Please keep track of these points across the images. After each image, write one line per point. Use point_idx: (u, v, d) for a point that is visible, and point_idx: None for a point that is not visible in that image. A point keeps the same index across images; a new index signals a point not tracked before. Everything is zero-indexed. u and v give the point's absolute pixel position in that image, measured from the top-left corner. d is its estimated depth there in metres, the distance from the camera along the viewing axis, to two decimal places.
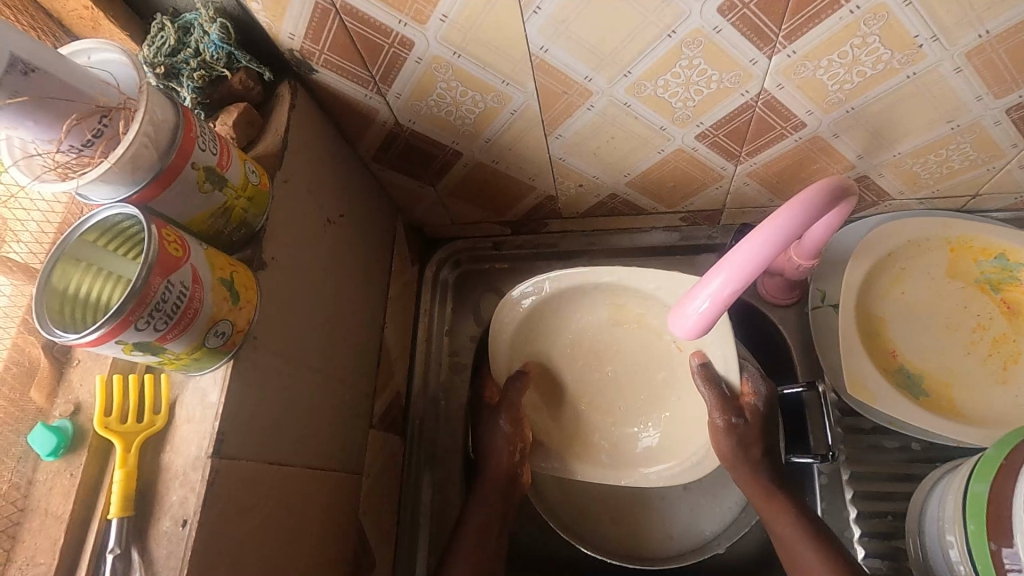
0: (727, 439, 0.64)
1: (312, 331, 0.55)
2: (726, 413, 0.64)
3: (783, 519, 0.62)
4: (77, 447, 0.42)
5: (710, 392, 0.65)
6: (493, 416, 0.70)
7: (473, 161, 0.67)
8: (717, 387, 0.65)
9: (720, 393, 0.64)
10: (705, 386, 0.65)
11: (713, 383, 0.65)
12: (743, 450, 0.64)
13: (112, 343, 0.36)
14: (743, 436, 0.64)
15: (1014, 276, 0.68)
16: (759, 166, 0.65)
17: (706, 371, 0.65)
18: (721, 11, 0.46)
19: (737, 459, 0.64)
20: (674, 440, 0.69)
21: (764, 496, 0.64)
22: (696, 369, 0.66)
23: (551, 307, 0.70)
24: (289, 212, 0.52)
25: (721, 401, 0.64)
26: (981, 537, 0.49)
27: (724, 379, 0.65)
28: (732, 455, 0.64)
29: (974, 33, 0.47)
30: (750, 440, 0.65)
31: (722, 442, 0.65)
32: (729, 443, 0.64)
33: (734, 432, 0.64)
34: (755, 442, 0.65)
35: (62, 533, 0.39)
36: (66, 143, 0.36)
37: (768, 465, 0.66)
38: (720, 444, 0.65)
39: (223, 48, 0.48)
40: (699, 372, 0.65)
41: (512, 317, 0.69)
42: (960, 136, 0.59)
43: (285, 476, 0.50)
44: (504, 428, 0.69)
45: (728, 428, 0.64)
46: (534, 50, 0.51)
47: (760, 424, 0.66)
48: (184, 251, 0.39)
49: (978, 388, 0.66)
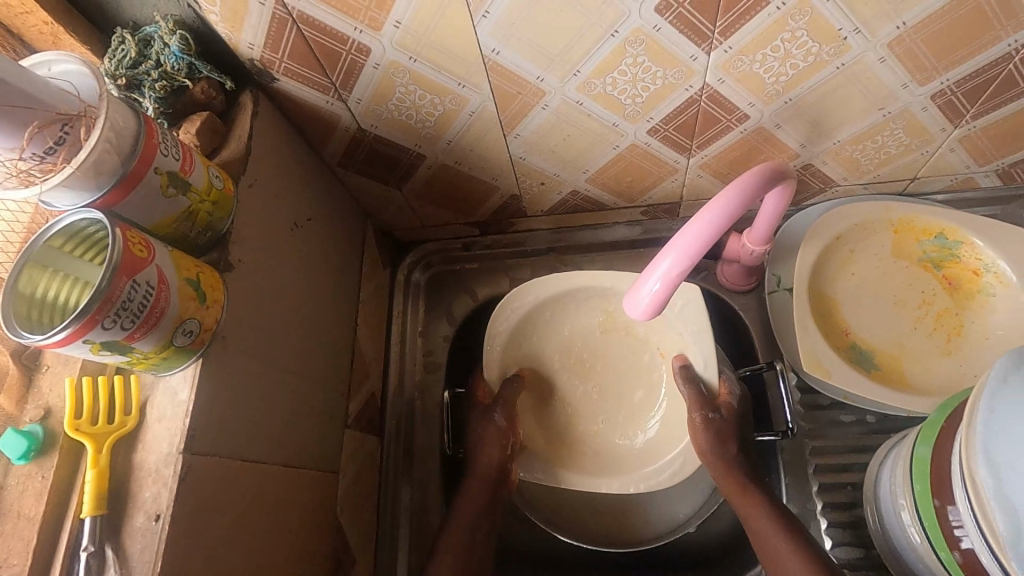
0: (705, 433, 0.67)
1: (280, 332, 0.56)
2: (704, 409, 0.67)
3: (758, 511, 0.64)
4: (48, 450, 0.42)
5: (689, 391, 0.68)
6: (486, 412, 0.72)
7: (437, 163, 0.69)
8: (696, 387, 0.68)
9: (699, 391, 0.68)
10: (685, 385, 0.68)
11: (693, 382, 0.68)
12: (721, 443, 0.67)
13: (80, 342, 0.37)
14: (719, 429, 0.67)
15: (954, 254, 0.72)
16: (710, 158, 0.68)
17: (686, 372, 0.69)
18: (659, 11, 0.49)
19: (713, 450, 0.67)
20: (654, 447, 0.71)
21: (739, 489, 0.66)
22: (678, 370, 0.69)
23: (538, 316, 0.73)
24: (253, 215, 0.53)
25: (697, 398, 0.67)
26: (927, 497, 0.52)
27: (703, 380, 0.69)
28: (711, 450, 0.67)
29: (892, 25, 0.50)
30: (727, 436, 0.67)
31: (700, 435, 0.67)
32: (707, 439, 0.67)
33: (712, 426, 0.67)
34: (731, 437, 0.67)
35: (35, 534, 0.40)
36: (29, 150, 0.37)
37: (743, 459, 0.68)
38: (698, 438, 0.67)
39: (183, 59, 0.50)
40: (680, 373, 0.69)
41: (504, 325, 0.72)
42: (893, 122, 0.62)
43: (258, 473, 0.51)
44: (497, 422, 0.71)
45: (706, 422, 0.67)
46: (487, 52, 0.53)
47: (735, 422, 0.69)
48: (149, 252, 0.40)
49: (925, 361, 0.70)
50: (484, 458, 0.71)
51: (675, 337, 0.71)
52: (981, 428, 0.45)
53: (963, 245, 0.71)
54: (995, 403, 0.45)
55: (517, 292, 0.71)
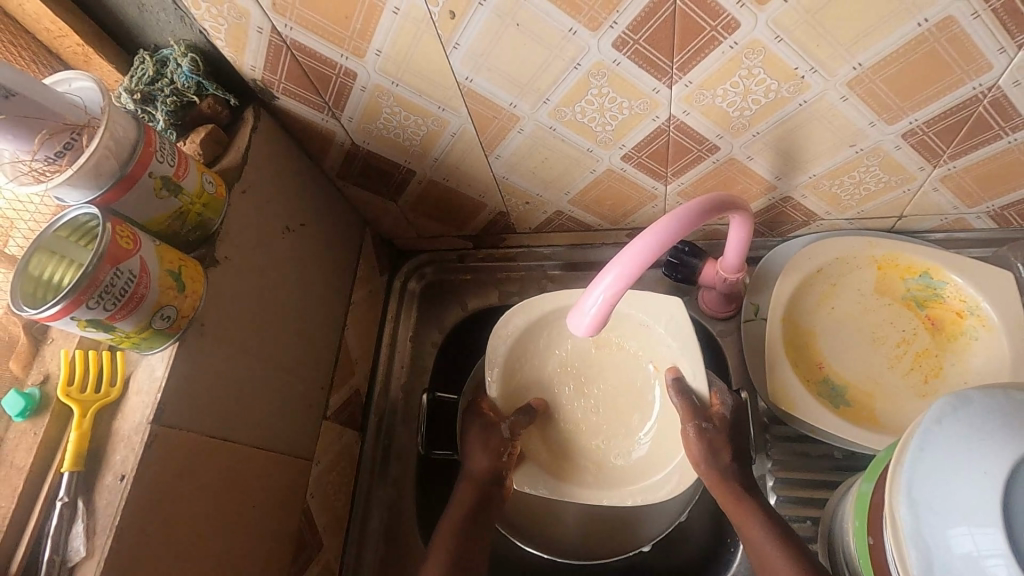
0: (698, 445, 0.66)
1: (263, 325, 0.62)
2: (697, 420, 0.67)
3: (753, 522, 0.62)
4: (42, 410, 0.49)
5: (682, 402, 0.68)
6: (491, 426, 0.71)
7: (427, 179, 0.74)
8: (688, 398, 0.68)
9: (691, 402, 0.68)
10: (677, 397, 0.69)
11: (685, 395, 0.69)
12: (713, 454, 0.66)
13: (67, 319, 0.43)
14: (712, 441, 0.67)
15: (938, 294, 0.71)
16: (687, 185, 0.70)
17: (678, 384, 0.70)
18: (616, 46, 0.51)
19: (708, 462, 0.66)
20: (648, 461, 0.73)
21: (733, 498, 0.64)
22: (670, 383, 0.70)
23: (537, 330, 0.74)
24: (245, 219, 0.60)
25: (689, 409, 0.67)
26: (862, 533, 0.53)
27: (694, 392, 0.69)
28: (704, 460, 0.66)
29: (848, 65, 0.51)
30: (720, 447, 0.67)
31: (693, 447, 0.67)
32: (700, 450, 0.66)
33: (705, 436, 0.66)
34: (724, 447, 0.67)
35: (21, 482, 0.46)
36: (40, 153, 0.44)
37: (737, 469, 0.67)
38: (692, 451, 0.67)
39: (192, 78, 0.57)
40: (673, 385, 0.70)
41: (504, 346, 0.73)
42: (867, 159, 0.63)
43: (225, 451, 0.56)
44: (502, 433, 0.71)
45: (700, 432, 0.67)
46: (461, 80, 0.57)
47: (728, 432, 0.68)
48: (135, 245, 0.46)
49: (899, 399, 0.70)
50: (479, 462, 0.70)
51: (666, 349, 0.72)
52: (907, 466, 0.45)
53: (948, 285, 0.71)
54: (925, 443, 0.45)
55: (516, 308, 0.72)
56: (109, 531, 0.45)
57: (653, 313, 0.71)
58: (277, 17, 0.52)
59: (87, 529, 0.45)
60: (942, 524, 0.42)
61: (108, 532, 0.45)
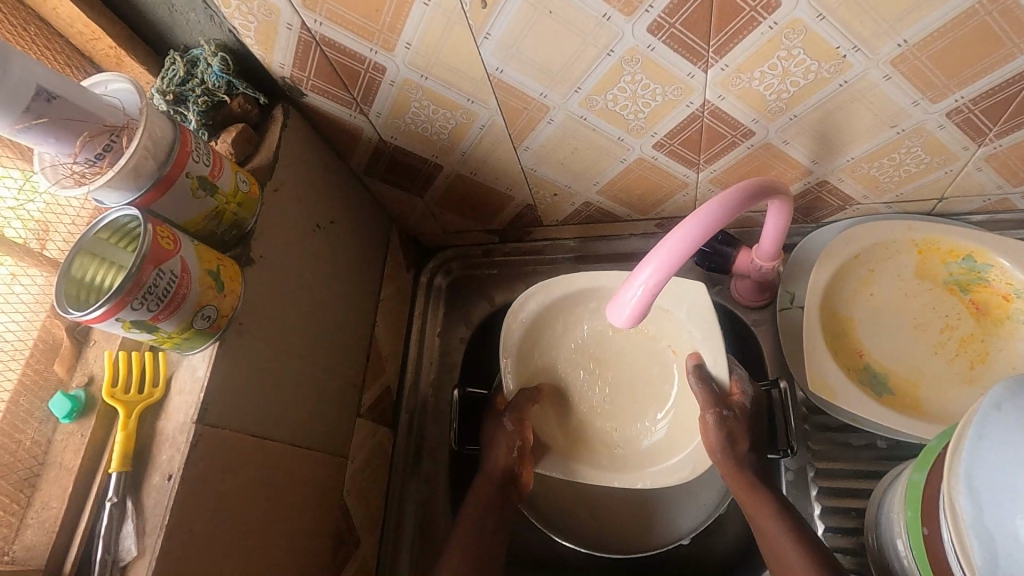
0: (716, 432, 0.65)
1: (298, 324, 0.62)
2: (716, 407, 0.65)
3: (766, 515, 0.63)
4: (88, 412, 0.49)
5: (702, 389, 0.66)
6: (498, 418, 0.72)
7: (454, 173, 0.73)
8: (709, 385, 0.66)
9: (711, 390, 0.66)
10: (697, 383, 0.67)
11: (706, 381, 0.66)
12: (730, 443, 0.65)
13: (112, 320, 0.43)
14: (732, 429, 0.65)
15: (983, 278, 0.70)
16: (719, 173, 0.69)
17: (699, 371, 0.67)
18: (651, 31, 0.50)
19: (725, 450, 0.65)
20: (668, 443, 0.70)
21: (749, 490, 0.65)
22: (691, 369, 0.68)
23: (553, 311, 0.71)
24: (278, 217, 0.60)
25: (709, 396, 0.66)
26: (916, 523, 0.52)
27: (715, 378, 0.67)
28: (721, 447, 0.65)
29: (892, 43, 0.50)
30: (738, 436, 0.66)
31: (711, 434, 0.65)
32: (718, 436, 0.65)
33: (724, 424, 0.65)
34: (744, 436, 0.66)
35: (72, 483, 0.47)
36: (81, 155, 0.45)
37: (754, 459, 0.67)
38: (709, 436, 0.66)
39: (223, 77, 0.57)
40: (693, 371, 0.67)
41: (517, 333, 0.71)
42: (908, 140, 0.61)
43: (265, 449, 0.56)
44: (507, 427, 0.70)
45: (720, 420, 0.65)
46: (491, 71, 0.56)
47: (748, 421, 0.66)
48: (176, 245, 0.46)
49: (943, 386, 0.69)
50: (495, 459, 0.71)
51: (684, 334, 0.70)
52: (966, 454, 0.44)
53: (992, 268, 0.69)
54: (984, 429, 0.44)
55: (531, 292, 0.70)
56: (159, 530, 0.45)
57: (675, 295, 0.68)
58: (307, 13, 0.52)
59: (136, 529, 0.46)
60: (1007, 512, 0.41)
61: (158, 532, 0.45)
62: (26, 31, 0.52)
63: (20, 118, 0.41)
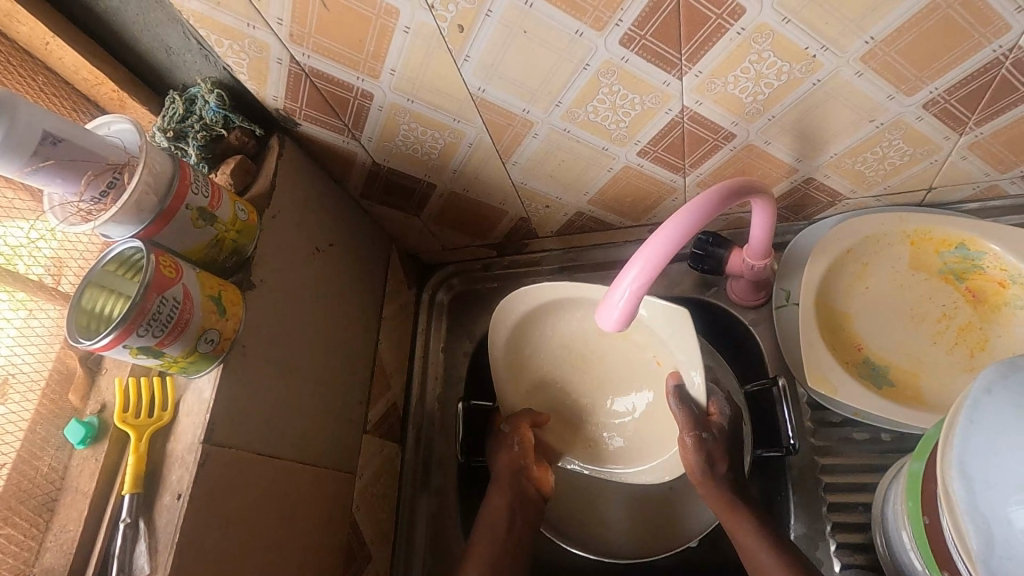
0: (695, 454, 0.66)
1: (301, 343, 0.64)
2: (695, 431, 0.66)
3: (744, 528, 0.64)
4: (101, 437, 0.52)
5: (681, 411, 0.67)
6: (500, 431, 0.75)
7: (447, 191, 0.76)
8: (688, 407, 0.67)
9: (690, 412, 0.67)
10: (677, 405, 0.67)
11: (685, 403, 0.67)
12: (709, 464, 0.66)
13: (120, 347, 0.45)
14: (710, 450, 0.66)
15: (977, 265, 0.70)
16: (706, 176, 0.70)
17: (680, 392, 0.67)
18: (623, 44, 0.51)
19: (704, 470, 0.66)
20: (645, 443, 0.72)
21: (727, 508, 0.65)
22: (671, 389, 0.67)
23: (539, 317, 0.72)
24: (278, 242, 0.62)
25: (689, 420, 0.66)
26: (919, 512, 0.52)
27: (695, 400, 0.67)
28: (701, 470, 0.66)
29: (860, 40, 0.51)
30: (718, 457, 0.67)
31: (690, 456, 0.66)
32: (698, 459, 0.66)
33: (703, 446, 0.66)
34: (722, 457, 0.67)
35: (87, 506, 0.49)
36: (87, 194, 0.48)
37: (731, 477, 0.68)
38: (689, 458, 0.67)
39: (220, 113, 0.60)
40: (674, 392, 0.67)
41: (502, 338, 0.72)
42: (889, 132, 0.61)
43: (274, 466, 0.58)
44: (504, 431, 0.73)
45: (698, 443, 0.66)
46: (473, 90, 0.58)
47: (726, 442, 0.68)
48: (177, 273, 0.48)
49: (944, 375, 0.69)
50: (500, 469, 0.72)
51: (669, 351, 0.68)
52: (958, 440, 0.44)
53: (986, 255, 0.69)
54: (976, 414, 0.44)
55: (519, 294, 0.70)
56: (170, 548, 0.47)
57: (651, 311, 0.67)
58: (294, 47, 0.55)
59: (149, 548, 0.47)
60: (1000, 498, 0.41)
61: (170, 550, 0.47)
62: (35, 80, 0.55)
63: (28, 161, 0.44)
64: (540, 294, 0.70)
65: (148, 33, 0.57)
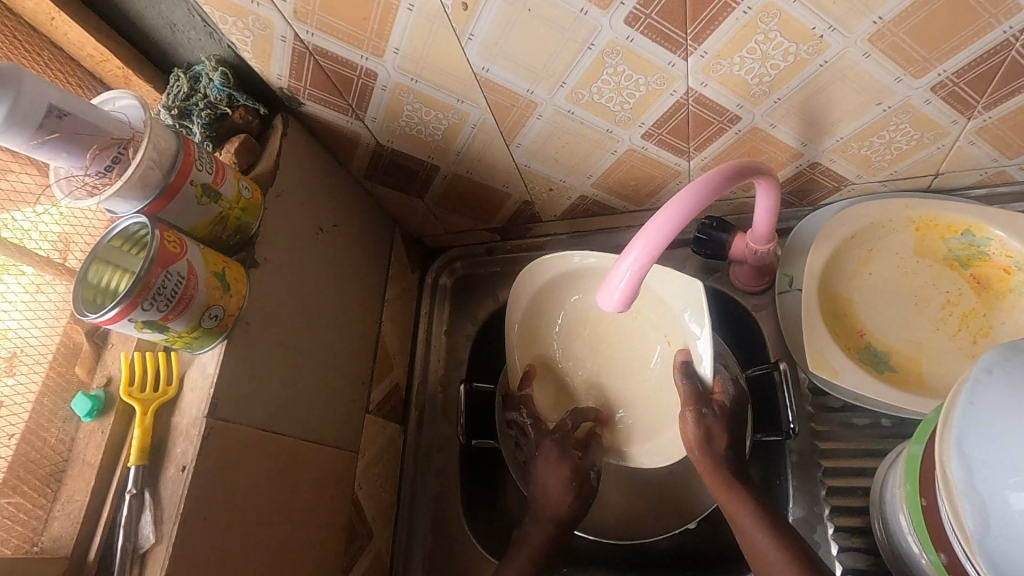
0: (695, 429, 0.65)
1: (305, 322, 0.65)
2: (696, 405, 0.65)
3: (742, 510, 0.63)
4: (107, 410, 0.53)
5: (685, 385, 0.66)
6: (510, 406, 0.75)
7: (450, 172, 0.76)
8: (693, 383, 0.66)
9: (695, 387, 0.66)
10: (682, 379, 0.67)
11: (691, 379, 0.67)
12: (707, 441, 0.65)
13: (126, 321, 0.46)
14: (709, 426, 0.65)
15: (983, 252, 0.70)
16: (710, 159, 0.70)
17: (686, 367, 0.67)
18: (628, 23, 0.51)
19: (702, 448, 0.65)
20: (653, 433, 0.71)
21: (724, 485, 0.65)
22: (678, 364, 0.68)
23: (556, 289, 0.72)
24: (282, 222, 0.62)
25: (692, 394, 0.66)
26: (916, 495, 0.52)
27: (700, 376, 0.67)
28: (698, 444, 0.65)
29: (868, 19, 0.50)
30: (717, 432, 0.66)
31: (689, 430, 0.65)
32: (696, 432, 0.65)
33: (704, 422, 0.65)
34: (721, 434, 0.66)
35: (93, 477, 0.50)
36: (92, 168, 0.48)
37: (731, 457, 0.66)
38: (687, 432, 0.66)
39: (224, 91, 0.60)
40: (681, 367, 0.67)
41: (517, 310, 0.73)
42: (896, 116, 0.61)
43: (278, 442, 0.59)
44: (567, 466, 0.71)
45: (698, 418, 0.65)
46: (477, 70, 0.58)
47: (726, 420, 0.67)
48: (182, 248, 0.49)
49: (946, 362, 0.69)
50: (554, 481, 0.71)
51: (680, 328, 0.69)
52: (957, 422, 0.44)
53: (992, 241, 0.69)
54: (975, 395, 0.44)
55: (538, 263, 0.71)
56: (175, 518, 0.48)
57: (667, 284, 0.68)
58: (299, 24, 0.55)
59: (154, 518, 0.48)
60: (997, 480, 0.41)
61: (174, 519, 0.48)
62: (41, 56, 0.56)
63: (35, 133, 0.44)
64: (556, 269, 0.71)
65: (153, 10, 0.57)
